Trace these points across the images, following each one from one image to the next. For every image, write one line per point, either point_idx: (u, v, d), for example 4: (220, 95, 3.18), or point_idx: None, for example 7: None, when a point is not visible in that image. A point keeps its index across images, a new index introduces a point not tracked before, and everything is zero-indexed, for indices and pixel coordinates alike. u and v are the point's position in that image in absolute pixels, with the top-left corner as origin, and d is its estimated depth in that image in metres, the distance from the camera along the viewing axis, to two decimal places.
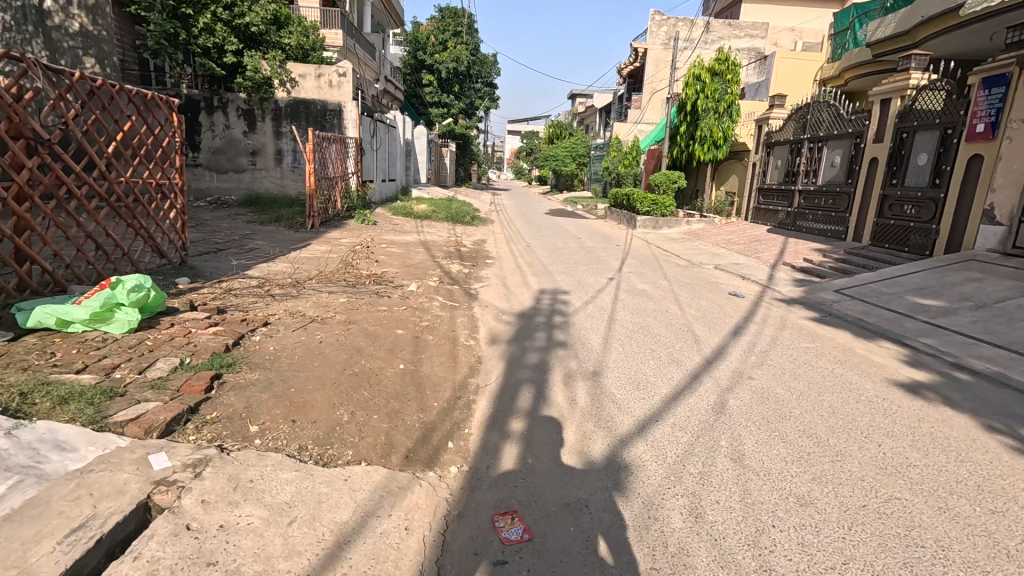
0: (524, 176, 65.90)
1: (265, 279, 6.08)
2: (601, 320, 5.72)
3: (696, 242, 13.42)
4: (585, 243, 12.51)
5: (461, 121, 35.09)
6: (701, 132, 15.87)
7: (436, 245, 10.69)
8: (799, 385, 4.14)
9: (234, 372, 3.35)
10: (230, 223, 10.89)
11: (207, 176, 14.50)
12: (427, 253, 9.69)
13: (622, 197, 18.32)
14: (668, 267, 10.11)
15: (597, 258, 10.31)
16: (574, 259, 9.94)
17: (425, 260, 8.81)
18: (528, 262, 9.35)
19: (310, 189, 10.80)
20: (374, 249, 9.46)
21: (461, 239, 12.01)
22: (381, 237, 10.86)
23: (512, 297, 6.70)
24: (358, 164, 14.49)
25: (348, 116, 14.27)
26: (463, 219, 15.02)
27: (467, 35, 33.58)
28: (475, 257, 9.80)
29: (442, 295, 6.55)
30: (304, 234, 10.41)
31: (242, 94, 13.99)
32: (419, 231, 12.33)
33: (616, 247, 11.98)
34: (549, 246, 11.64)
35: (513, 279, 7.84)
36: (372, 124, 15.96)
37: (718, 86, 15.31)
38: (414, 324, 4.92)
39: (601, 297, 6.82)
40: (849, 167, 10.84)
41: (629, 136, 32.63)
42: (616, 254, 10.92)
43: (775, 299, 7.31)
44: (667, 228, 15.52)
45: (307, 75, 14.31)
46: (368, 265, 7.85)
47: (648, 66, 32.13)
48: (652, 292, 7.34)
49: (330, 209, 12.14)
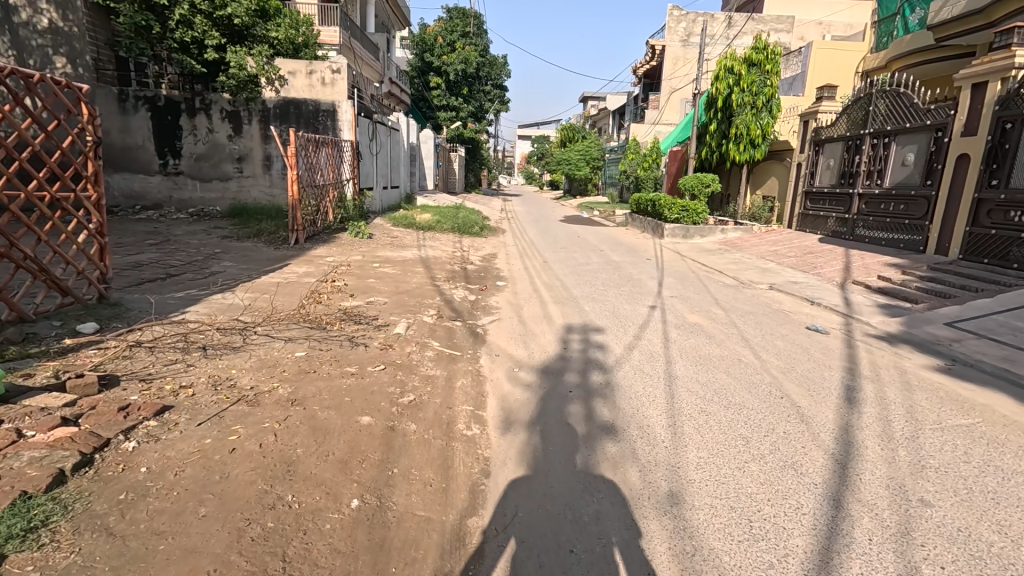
0: (535, 181, 64.46)
1: (205, 322, 4.61)
2: (657, 381, 4.12)
3: (736, 254, 11.77)
4: (610, 256, 10.95)
5: (471, 125, 33.78)
6: (737, 130, 14.16)
7: (439, 263, 9.19)
8: (1015, 520, 2.52)
9: (28, 553, 1.81)
10: (205, 239, 9.53)
11: (190, 185, 13.21)
12: (427, 273, 8.19)
13: (646, 203, 16.69)
14: (713, 286, 8.47)
15: (627, 276, 8.73)
16: (601, 279, 8.37)
17: (423, 284, 7.30)
18: (547, 284, 7.79)
19: (293, 199, 9.32)
20: (364, 269, 7.99)
21: (467, 254, 10.52)
22: (375, 253, 9.37)
23: (531, 338, 5.16)
24: (355, 170, 13.08)
25: (343, 117, 12.86)
26: (471, 229, 13.53)
27: (476, 37, 32.38)
28: (483, 278, 8.28)
29: (439, 337, 5.02)
30: (286, 250, 8.99)
31: (226, 94, 12.67)
32: (420, 245, 10.86)
33: (646, 262, 10.39)
34: (569, 262, 10.07)
35: (530, 310, 6.29)
36: (372, 126, 14.54)
37: (755, 77, 13.67)
38: (394, 397, 3.40)
39: (647, 338, 5.24)
40: (927, 166, 9.13)
41: (647, 138, 30.91)
42: (649, 271, 9.34)
43: (870, 336, 5.65)
44: (699, 237, 13.86)
45: (298, 71, 12.94)
46: (351, 294, 6.35)
47: (666, 64, 30.52)
48: (710, 327, 5.74)
49: (319, 222, 10.71)
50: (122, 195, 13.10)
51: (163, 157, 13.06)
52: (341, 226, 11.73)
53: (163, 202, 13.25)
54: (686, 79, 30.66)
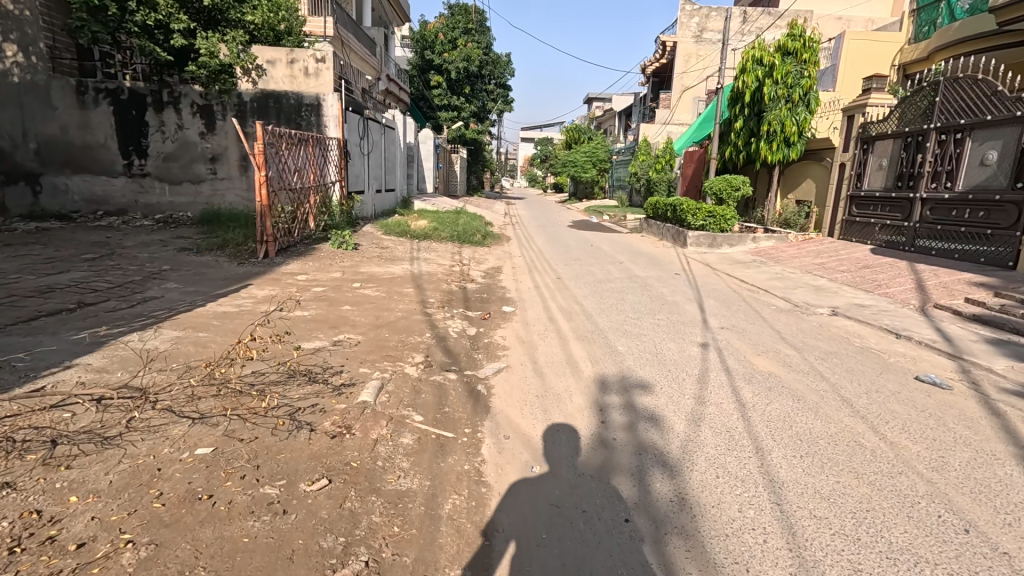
0: (538, 184, 63.06)
1: (82, 391, 3.18)
2: (757, 496, 2.65)
3: (775, 267, 10.30)
4: (632, 270, 9.48)
5: (473, 125, 32.42)
6: (769, 126, 12.72)
7: (433, 280, 7.73)
8: None
9: None
10: (159, 251, 8.12)
11: (158, 188, 11.82)
12: (418, 295, 6.74)
13: (665, 208, 15.20)
14: (764, 309, 7.00)
15: (659, 298, 7.27)
16: (630, 303, 6.90)
17: (410, 312, 5.85)
18: (564, 310, 6.33)
19: (261, 205, 7.86)
20: (340, 291, 6.55)
21: (468, 267, 9.06)
22: (357, 269, 7.94)
23: (552, 404, 3.70)
24: (342, 171, 11.68)
25: (328, 112, 11.46)
26: (472, 238, 12.06)
27: (479, 34, 31.15)
28: (486, 301, 6.82)
29: (425, 403, 3.57)
30: (251, 266, 7.56)
31: (197, 87, 11.32)
32: (413, 257, 9.43)
33: (675, 278, 8.93)
34: (586, 278, 8.60)
35: (547, 352, 4.83)
36: (362, 122, 13.10)
37: (791, 68, 12.23)
38: (330, 564, 1.96)
39: (713, 402, 3.77)
40: (1016, 166, 7.69)
41: (659, 138, 29.31)
42: (682, 290, 7.88)
43: (1011, 394, 4.17)
44: (728, 246, 12.37)
45: (278, 60, 11.34)
46: (314, 331, 4.91)
47: (678, 61, 29.10)
48: (791, 379, 4.28)
49: (298, 230, 9.30)
50: (83, 200, 11.74)
51: (127, 157, 11.68)
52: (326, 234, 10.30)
53: (128, 206, 11.87)
54: (699, 78, 29.24)
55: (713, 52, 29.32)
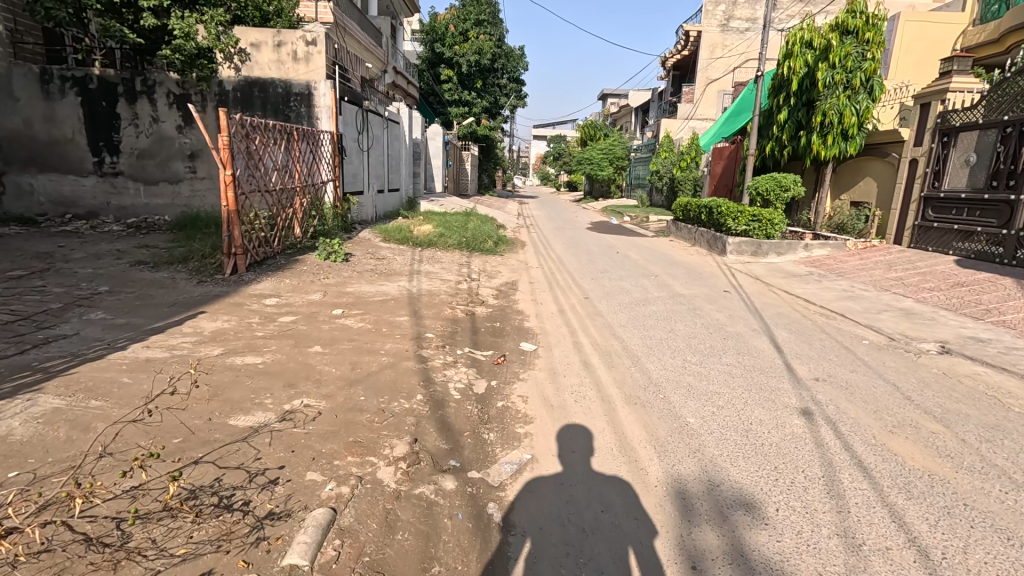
0: (552, 182, 61.51)
1: None
2: None
3: (840, 281, 8.71)
4: (672, 287, 7.96)
5: (485, 122, 31.05)
6: (824, 117, 11.12)
7: (434, 302, 6.31)
8: None
9: None
10: (110, 265, 6.79)
11: (131, 189, 10.55)
12: (413, 326, 5.31)
13: (699, 210, 13.58)
14: (855, 344, 5.47)
15: (716, 329, 5.76)
16: (682, 336, 5.41)
17: (400, 355, 4.42)
18: (601, 351, 4.86)
19: (227, 211, 6.49)
20: (314, 324, 5.14)
21: (477, 283, 7.62)
22: (342, 288, 6.54)
23: (611, 554, 2.25)
24: (336, 170, 10.37)
25: (320, 101, 10.08)
26: (482, 244, 10.61)
27: (492, 25, 29.76)
28: (499, 335, 5.36)
29: (400, 558, 2.14)
30: (213, 286, 6.18)
31: (173, 74, 10.00)
32: (413, 269, 8.01)
33: (726, 297, 7.40)
34: (620, 298, 7.11)
35: (588, 430, 3.38)
36: (360, 115, 11.72)
37: (851, 49, 10.60)
38: None
39: (876, 548, 2.30)
40: None
41: (682, 134, 27.48)
42: (741, 315, 6.37)
43: None
44: (776, 255, 10.78)
45: (264, 42, 10.00)
46: (260, 395, 3.50)
47: (702, 53, 27.48)
48: (971, 489, 2.78)
49: (280, 239, 7.94)
50: (50, 202, 10.48)
51: (97, 154, 10.39)
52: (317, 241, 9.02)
53: (98, 210, 10.62)
54: (724, 69, 27.49)
55: (739, 43, 27.62)
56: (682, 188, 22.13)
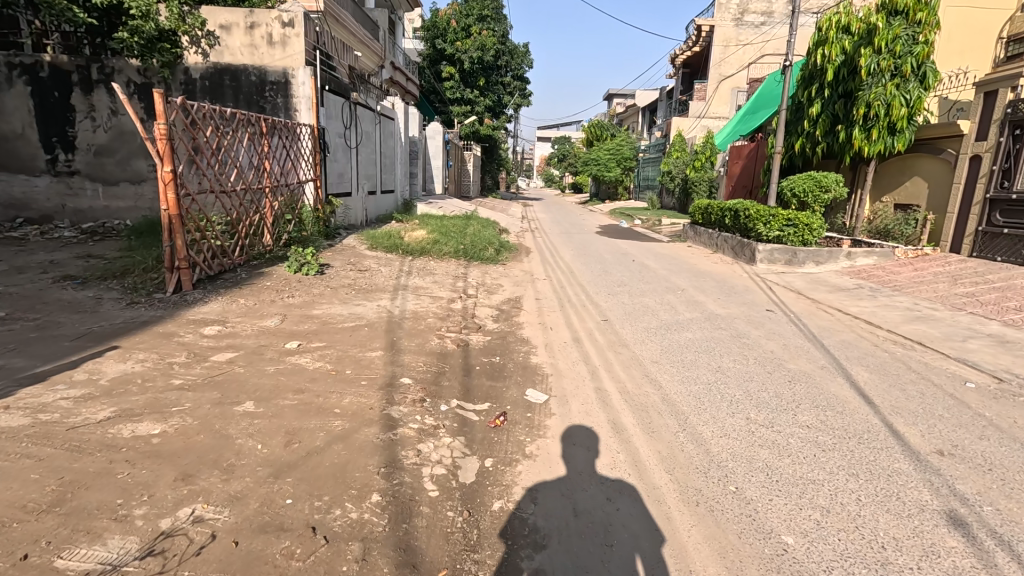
0: (557, 185, 60.31)
1: None
2: None
3: (900, 297, 7.44)
4: (704, 305, 6.73)
5: (488, 121, 29.91)
6: (867, 109, 9.87)
7: (419, 329, 5.09)
8: None
9: None
10: (29, 281, 5.60)
11: (88, 190, 9.41)
12: (387, 367, 4.09)
13: (721, 213, 12.30)
14: (959, 387, 4.23)
15: (775, 365, 4.54)
16: (735, 379, 4.19)
17: (361, 417, 3.20)
18: (634, 405, 3.64)
19: (167, 216, 5.30)
20: (256, 364, 3.92)
21: (474, 301, 6.41)
22: (308, 310, 5.34)
23: None
24: (317, 169, 9.24)
25: (300, 91, 8.94)
26: (481, 252, 9.37)
27: (495, 21, 28.69)
28: (498, 378, 4.13)
29: None
30: (145, 309, 4.98)
31: (133, 60, 8.85)
32: (399, 284, 6.80)
33: (772, 319, 6.17)
34: (645, 321, 5.89)
35: (635, 566, 2.16)
36: (347, 108, 10.59)
37: (901, 31, 9.36)
38: None
39: None
40: None
41: (694, 133, 26.23)
42: (799, 345, 5.14)
43: None
44: (814, 264, 9.53)
45: (235, 23, 8.81)
46: (132, 500, 2.29)
47: (715, 49, 26.32)
48: None
49: (243, 247, 6.74)
50: None
51: (50, 151, 9.22)
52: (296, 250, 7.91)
53: (51, 213, 9.45)
54: (738, 65, 26.28)
55: (755, 37, 26.36)
56: (696, 190, 20.94)
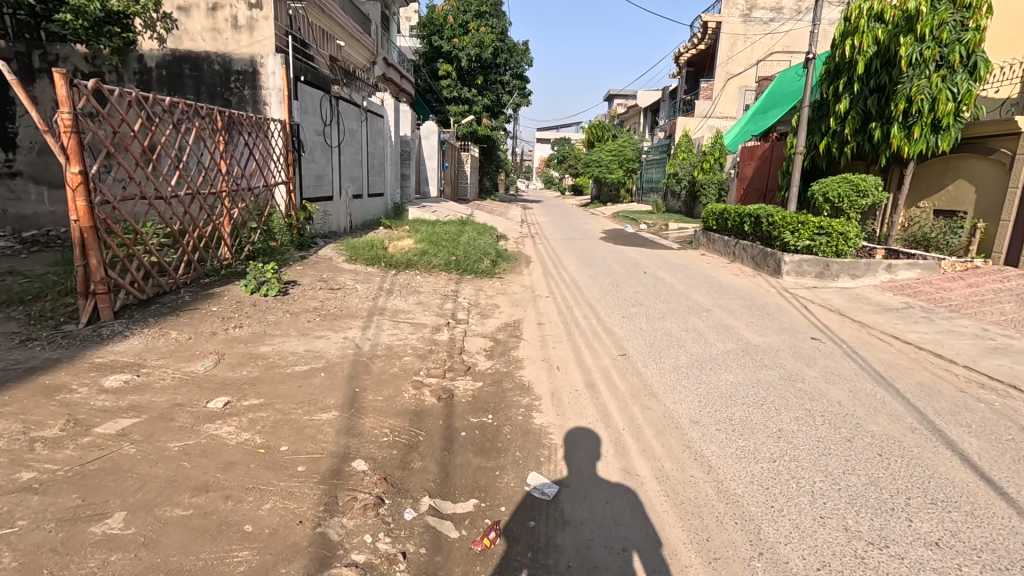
0: (557, 187, 59.24)
1: None
2: None
3: (961, 321, 6.40)
4: (739, 333, 5.67)
5: (486, 121, 28.80)
6: (908, 104, 8.83)
7: (391, 373, 4.01)
8: None
9: None
10: None
11: (32, 194, 8.33)
12: (340, 439, 3.02)
13: (739, 219, 11.23)
14: None
15: (851, 427, 3.49)
16: (807, 452, 3.14)
17: (281, 544, 2.14)
18: (681, 506, 2.58)
19: (79, 230, 4.23)
20: (158, 439, 2.85)
21: (465, 329, 5.35)
22: (254, 347, 4.28)
23: None
24: (290, 170, 8.20)
25: (270, 83, 7.89)
26: (475, 264, 8.28)
27: (494, 18, 27.76)
28: (489, 453, 3.07)
29: None
30: (42, 349, 3.90)
31: (80, 46, 7.79)
32: (376, 307, 5.72)
33: (823, 353, 5.13)
34: (671, 356, 4.84)
35: None
36: (326, 103, 9.56)
37: (948, 17, 8.32)
38: None
39: None
40: None
41: (700, 134, 25.22)
42: (869, 392, 4.10)
43: None
44: (851, 278, 8.50)
45: (195, 5, 7.79)
46: None
47: (721, 46, 25.36)
48: None
49: (190, 263, 5.66)
50: None
51: None
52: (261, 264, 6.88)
53: None
54: (745, 64, 25.39)
55: (763, 34, 25.41)
56: (705, 193, 20.00)
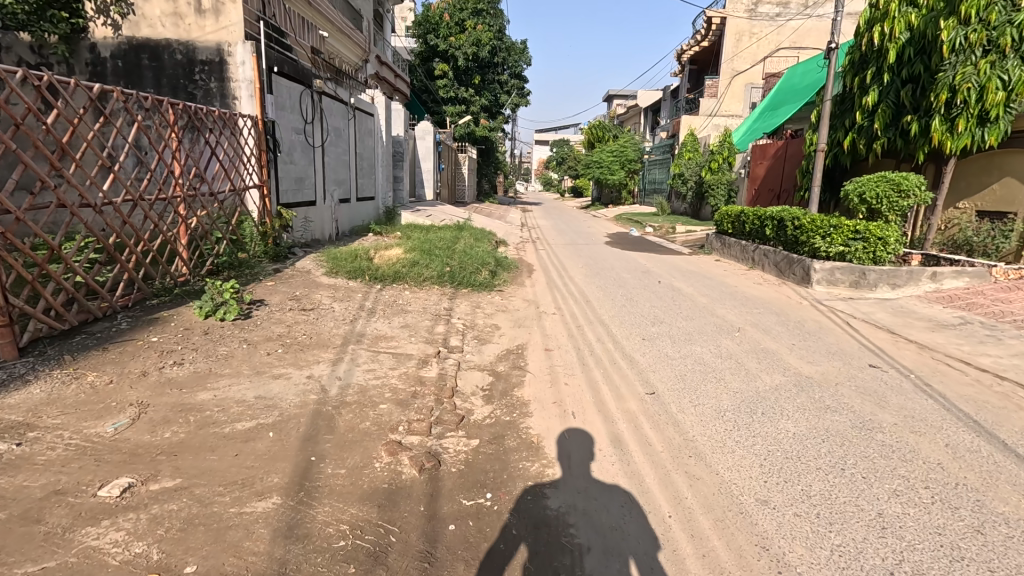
0: (556, 189, 58.40)
1: None
2: None
3: None
4: (783, 361, 4.80)
5: (483, 122, 27.86)
6: (951, 94, 8.01)
7: (361, 430, 3.12)
8: None
9: None
10: None
11: None
12: (275, 548, 2.13)
13: (758, 222, 10.33)
14: None
15: (972, 508, 2.61)
16: (931, 555, 2.26)
17: None
18: None
19: None
20: (4, 560, 1.95)
21: (458, 360, 4.45)
22: (189, 394, 3.37)
23: None
24: (264, 172, 7.31)
25: (241, 73, 7.02)
26: (471, 275, 7.39)
27: (491, 15, 26.93)
28: (488, 564, 2.18)
29: None
30: None
31: (24, 33, 6.89)
32: (353, 333, 4.83)
33: (891, 387, 4.24)
34: (710, 394, 3.95)
35: None
36: (307, 98, 8.68)
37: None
38: None
39: None
40: None
41: (705, 132, 24.41)
42: (973, 448, 3.21)
43: None
44: (891, 289, 7.65)
45: None
46: None
47: (727, 43, 24.56)
48: None
49: (131, 282, 4.76)
50: None
51: None
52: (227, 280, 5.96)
53: None
54: (752, 60, 24.50)
55: (771, 29, 24.47)
56: (713, 193, 19.12)
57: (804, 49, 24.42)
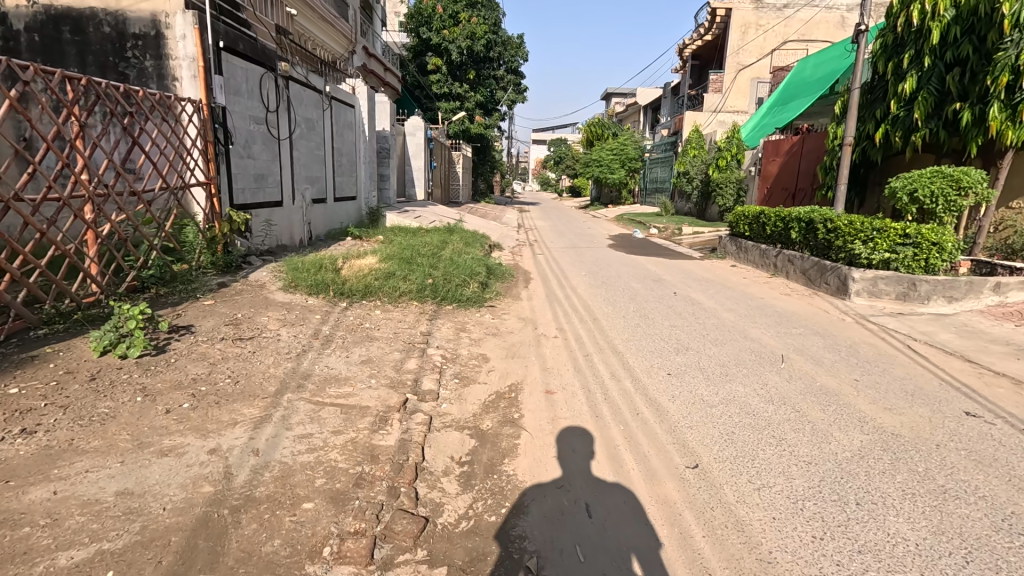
0: (554, 189, 57.42)
1: None
2: None
3: None
4: (853, 407, 3.71)
5: (478, 118, 26.67)
6: (1013, 77, 7.05)
7: (262, 560, 2.00)
8: None
9: None
10: None
11: None
12: None
13: (781, 225, 9.23)
14: None
15: None
16: None
17: None
18: None
19: None
20: None
21: (429, 414, 3.34)
22: (13, 494, 2.24)
23: None
24: (211, 169, 6.17)
25: (183, 51, 5.95)
26: (457, 289, 6.28)
27: (487, 8, 25.82)
28: None
29: None
30: None
31: None
32: (295, 373, 3.71)
33: (1009, 450, 3.16)
34: (777, 470, 2.85)
35: None
36: (271, 82, 7.54)
37: None
38: None
39: None
40: None
41: (710, 129, 23.36)
42: None
43: None
44: (946, 302, 6.59)
45: None
46: None
47: (732, 36, 23.56)
48: None
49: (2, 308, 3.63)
50: None
51: None
52: (150, 300, 4.82)
53: None
54: (758, 54, 23.56)
55: (777, 21, 23.53)
56: (722, 192, 18.02)
57: (812, 42, 23.37)
